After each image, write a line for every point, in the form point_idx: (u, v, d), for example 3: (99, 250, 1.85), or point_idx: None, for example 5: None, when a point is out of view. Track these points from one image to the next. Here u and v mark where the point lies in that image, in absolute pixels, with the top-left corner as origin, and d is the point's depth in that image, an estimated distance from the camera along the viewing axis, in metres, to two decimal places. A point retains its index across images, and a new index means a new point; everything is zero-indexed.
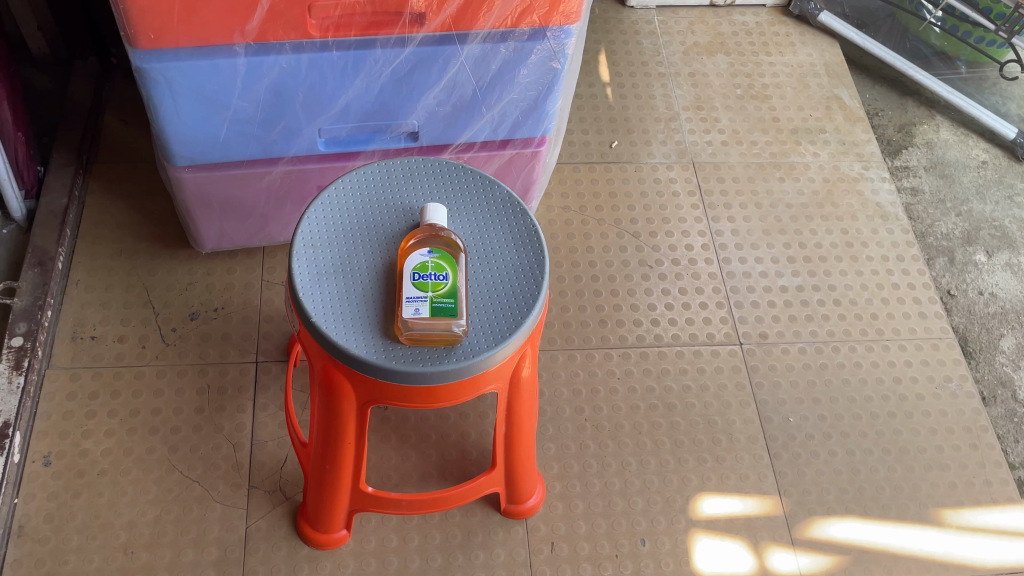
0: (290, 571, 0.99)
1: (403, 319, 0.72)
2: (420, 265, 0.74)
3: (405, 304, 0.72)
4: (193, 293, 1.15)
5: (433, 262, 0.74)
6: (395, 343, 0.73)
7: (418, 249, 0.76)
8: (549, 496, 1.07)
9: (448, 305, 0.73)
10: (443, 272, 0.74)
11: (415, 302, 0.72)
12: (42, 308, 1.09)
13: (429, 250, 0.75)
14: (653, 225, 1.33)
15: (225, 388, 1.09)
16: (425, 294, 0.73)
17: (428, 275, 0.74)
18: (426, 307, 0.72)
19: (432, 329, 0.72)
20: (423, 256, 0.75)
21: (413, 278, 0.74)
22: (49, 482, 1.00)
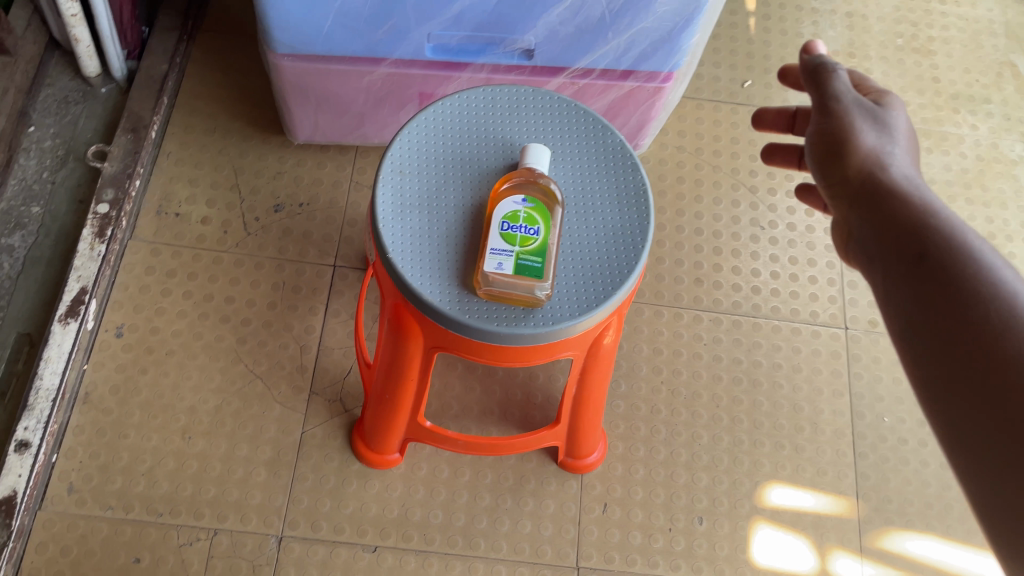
0: (338, 483, 0.98)
1: (483, 271, 0.66)
2: (511, 214, 0.68)
3: (488, 256, 0.66)
4: (281, 184, 1.12)
5: (525, 212, 0.68)
6: (471, 295, 0.67)
7: (511, 195, 0.69)
8: (610, 455, 1.02)
9: (535, 265, 0.66)
10: (533, 226, 0.67)
11: (499, 255, 0.66)
12: (131, 177, 1.07)
13: (523, 198, 0.68)
14: (774, 181, 1.22)
15: (300, 287, 1.06)
16: (512, 248, 0.66)
17: (518, 226, 0.67)
18: (510, 263, 0.66)
19: (513, 288, 0.66)
20: (516, 203, 0.68)
21: (501, 227, 0.67)
22: (119, 354, 1.01)
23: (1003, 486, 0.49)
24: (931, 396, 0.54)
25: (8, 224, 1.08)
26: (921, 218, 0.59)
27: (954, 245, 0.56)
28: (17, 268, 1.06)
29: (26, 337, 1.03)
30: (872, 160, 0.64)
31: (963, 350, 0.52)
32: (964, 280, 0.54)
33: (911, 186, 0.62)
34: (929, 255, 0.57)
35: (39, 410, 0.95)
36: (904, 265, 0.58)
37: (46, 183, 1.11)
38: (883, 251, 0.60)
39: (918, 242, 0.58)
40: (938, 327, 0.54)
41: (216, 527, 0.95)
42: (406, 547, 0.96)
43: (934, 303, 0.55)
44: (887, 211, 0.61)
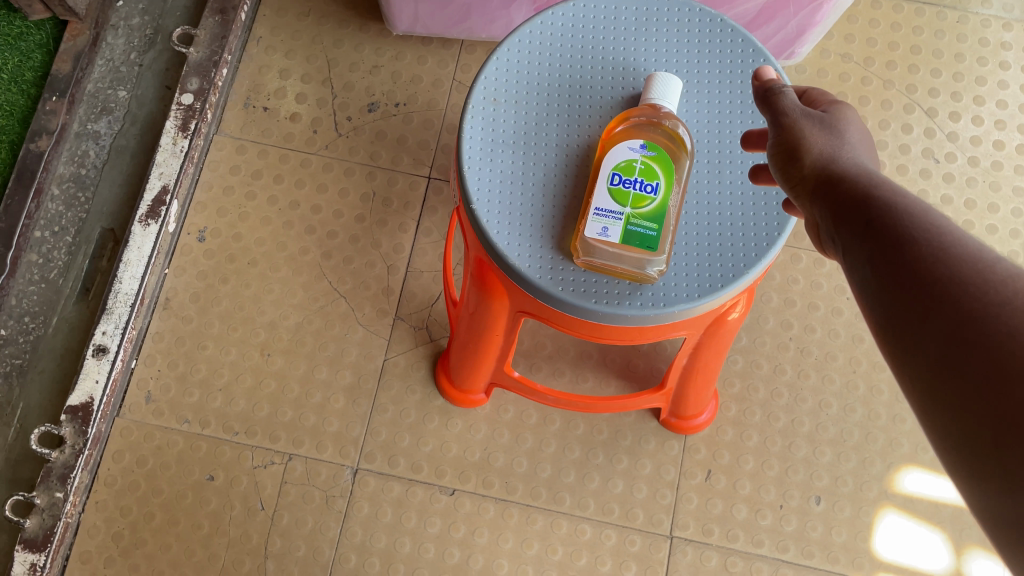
0: (419, 418, 0.91)
1: (584, 237, 0.53)
2: (625, 165, 0.54)
3: (591, 218, 0.53)
4: (377, 80, 1.01)
5: (643, 163, 0.54)
6: (567, 262, 0.55)
7: (626, 139, 0.55)
8: (720, 417, 0.91)
9: (648, 234, 0.53)
10: (652, 181, 0.54)
11: (604, 218, 0.53)
12: (218, 65, 0.97)
13: (642, 144, 0.54)
14: (958, 103, 1.01)
15: (391, 200, 0.97)
16: (622, 210, 0.53)
17: (631, 181, 0.53)
18: (617, 229, 0.53)
19: (618, 261, 0.54)
20: (632, 150, 0.54)
21: (611, 181, 0.54)
22: (200, 260, 0.95)
23: (991, 470, 0.33)
24: (908, 378, 0.38)
25: (96, 108, 1.03)
26: (869, 190, 0.44)
27: (911, 211, 0.42)
28: (103, 157, 1.01)
29: (111, 233, 0.99)
30: (824, 145, 0.49)
31: (932, 311, 0.37)
32: (922, 241, 0.40)
33: (868, 166, 0.48)
34: (883, 226, 0.42)
35: (118, 315, 0.90)
36: (855, 246, 0.43)
37: (134, 66, 1.04)
38: (837, 241, 0.46)
39: (868, 215, 0.43)
40: (903, 298, 0.39)
41: (291, 452, 0.90)
42: (486, 494, 0.89)
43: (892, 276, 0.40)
44: (840, 192, 0.46)
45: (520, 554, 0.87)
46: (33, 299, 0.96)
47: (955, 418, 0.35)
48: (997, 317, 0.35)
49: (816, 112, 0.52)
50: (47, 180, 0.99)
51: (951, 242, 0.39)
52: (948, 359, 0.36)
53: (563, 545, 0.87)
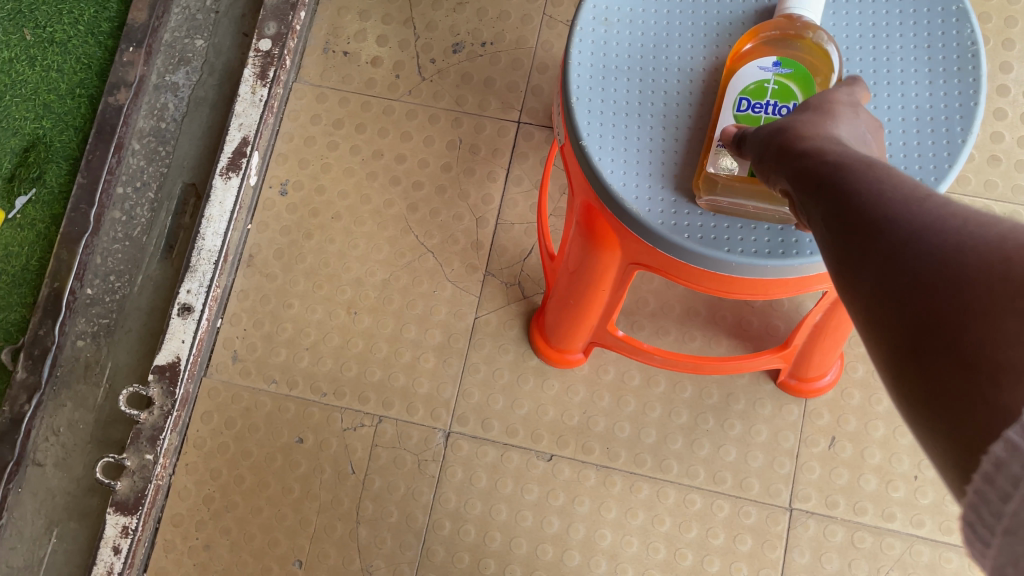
0: (513, 380, 0.86)
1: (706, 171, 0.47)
2: (755, 88, 0.47)
3: (715, 152, 0.47)
4: (462, 18, 0.94)
5: (776, 83, 0.47)
6: (692, 206, 0.48)
7: (758, 55, 0.47)
8: (845, 379, 0.83)
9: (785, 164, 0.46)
10: (788, 104, 0.47)
11: (730, 150, 0.47)
12: (296, 8, 0.92)
13: (775, 61, 0.47)
14: None
15: (479, 147, 0.91)
16: None
17: (762, 106, 0.47)
18: (748, 162, 0.47)
19: (751, 200, 0.47)
20: (764, 69, 0.47)
21: (738, 107, 0.48)
22: (283, 215, 0.91)
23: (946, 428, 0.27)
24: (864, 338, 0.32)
25: (173, 59, 0.99)
26: (821, 147, 0.39)
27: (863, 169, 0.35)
28: (182, 109, 0.98)
29: (193, 188, 0.96)
30: (786, 123, 0.43)
31: (869, 254, 0.32)
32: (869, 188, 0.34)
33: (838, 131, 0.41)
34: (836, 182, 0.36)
35: (202, 273, 0.87)
36: (814, 213, 0.37)
37: (210, 13, 1.00)
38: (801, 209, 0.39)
39: (822, 173, 0.37)
40: (851, 253, 0.33)
41: (381, 414, 0.86)
42: (587, 461, 0.83)
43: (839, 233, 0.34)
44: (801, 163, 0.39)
45: (624, 525, 0.81)
46: (117, 258, 0.94)
47: (899, 361, 0.29)
48: (925, 244, 0.30)
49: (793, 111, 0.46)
50: (127, 135, 0.96)
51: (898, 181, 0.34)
52: (884, 296, 0.31)
53: (670, 515, 0.81)
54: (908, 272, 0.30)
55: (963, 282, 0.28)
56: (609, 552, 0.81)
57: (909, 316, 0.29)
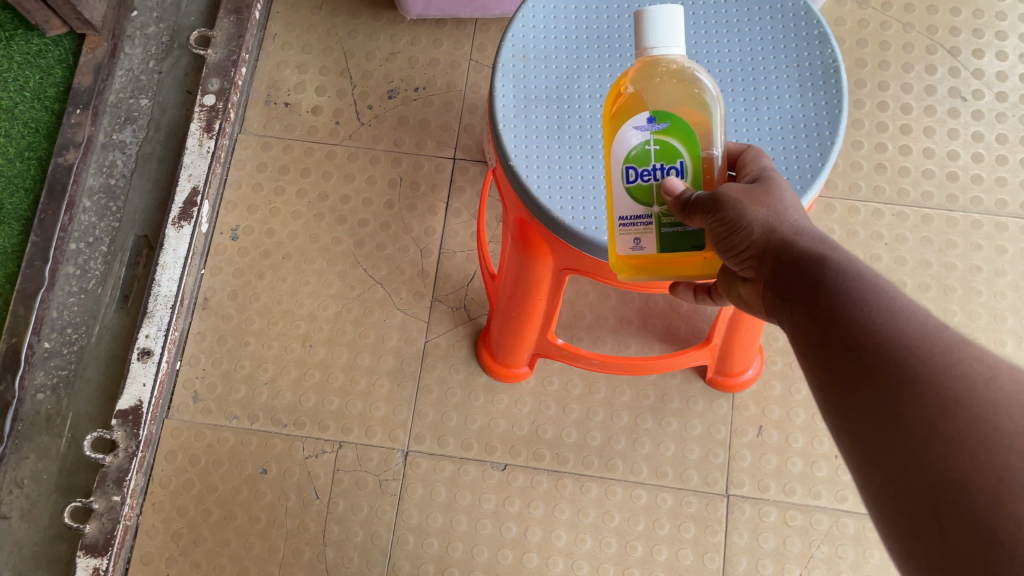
0: (465, 397, 0.91)
1: (619, 253, 0.52)
2: (639, 152, 0.50)
3: (620, 234, 0.52)
4: (395, 66, 1.01)
5: (657, 142, 0.49)
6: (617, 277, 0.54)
7: (633, 120, 0.50)
8: (767, 373, 0.91)
9: (692, 237, 0.51)
10: (674, 162, 0.49)
11: (632, 228, 0.51)
12: (237, 64, 0.98)
13: (650, 119, 0.49)
14: (981, 40, 1.00)
15: (419, 183, 0.97)
16: (651, 215, 0.51)
17: (650, 170, 0.50)
18: (649, 238, 0.51)
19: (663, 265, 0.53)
20: (642, 130, 0.49)
21: (631, 175, 0.50)
22: (236, 258, 0.96)
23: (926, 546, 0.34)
24: (854, 435, 0.39)
25: (119, 118, 1.03)
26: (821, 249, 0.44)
27: (871, 292, 0.41)
28: (130, 166, 1.02)
29: (145, 240, 1.00)
30: (758, 193, 0.48)
31: (884, 374, 0.38)
32: (857, 296, 0.41)
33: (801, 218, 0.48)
34: (838, 292, 0.42)
35: (159, 317, 0.91)
36: (806, 310, 0.43)
37: (153, 73, 1.05)
38: (785, 296, 0.45)
39: (814, 277, 0.43)
40: (866, 366, 0.39)
41: (341, 439, 0.91)
42: (538, 467, 0.89)
43: (827, 330, 0.42)
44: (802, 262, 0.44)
45: (577, 524, 0.87)
46: (74, 310, 0.97)
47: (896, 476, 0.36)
48: (941, 381, 0.36)
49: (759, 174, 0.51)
50: (78, 193, 1.00)
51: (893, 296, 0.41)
52: (901, 418, 0.36)
53: (619, 511, 0.87)
54: (919, 404, 0.36)
55: (979, 425, 0.34)
56: (565, 551, 0.86)
57: (914, 441, 0.35)
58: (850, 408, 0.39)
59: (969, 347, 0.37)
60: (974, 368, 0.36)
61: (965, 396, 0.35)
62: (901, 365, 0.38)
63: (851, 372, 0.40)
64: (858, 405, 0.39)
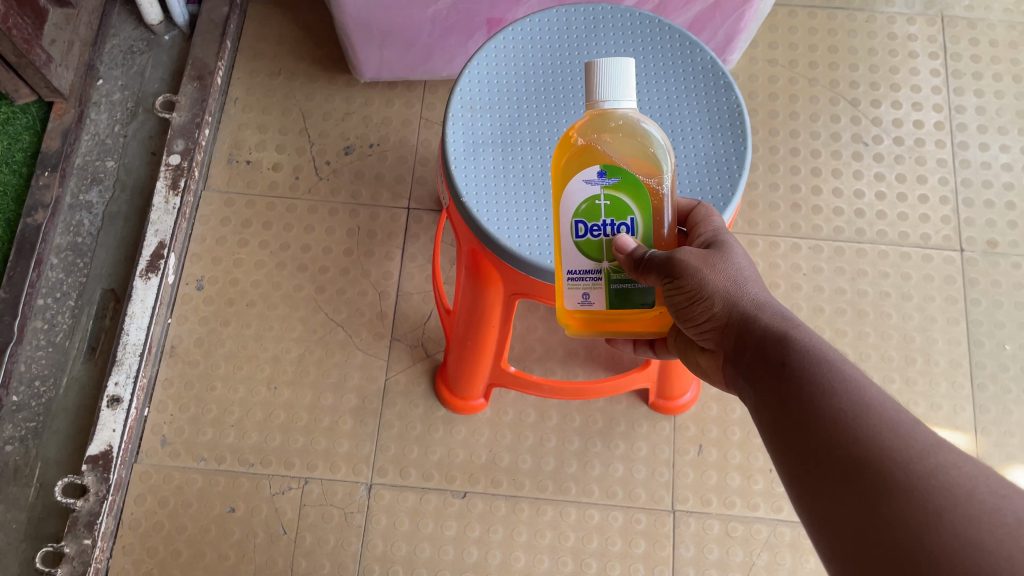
0: (425, 430, 0.97)
1: (569, 307, 0.58)
2: (590, 205, 0.55)
3: (571, 290, 0.57)
4: (350, 124, 1.09)
5: (607, 198, 0.55)
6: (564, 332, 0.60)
7: (585, 175, 0.55)
8: (704, 396, 0.98)
9: (639, 295, 0.57)
10: (623, 220, 0.55)
11: (583, 284, 0.57)
12: (200, 126, 1.05)
13: (601, 176, 0.54)
14: (878, 92, 1.12)
15: (375, 232, 1.04)
16: (601, 273, 0.56)
17: (600, 226, 0.55)
18: (598, 293, 0.57)
19: (609, 318, 0.58)
20: (593, 184, 0.55)
21: (582, 227, 0.56)
22: (201, 307, 1.01)
23: None
24: (829, 510, 0.44)
25: (86, 180, 1.09)
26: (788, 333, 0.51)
27: (848, 386, 0.47)
28: (97, 224, 1.07)
29: (112, 293, 1.04)
30: (719, 267, 0.54)
31: (864, 463, 0.43)
32: (828, 385, 0.47)
33: (763, 294, 0.54)
34: (813, 380, 0.48)
35: (128, 365, 0.95)
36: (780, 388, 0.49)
37: (119, 137, 1.11)
38: (755, 368, 0.52)
39: (783, 360, 0.50)
40: (844, 451, 0.45)
41: (306, 476, 0.95)
42: (496, 493, 0.94)
43: (797, 409, 0.48)
44: (773, 344, 0.51)
45: (535, 545, 0.92)
46: (42, 364, 1.00)
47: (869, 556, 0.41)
48: (927, 482, 0.41)
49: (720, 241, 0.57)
50: (46, 251, 1.04)
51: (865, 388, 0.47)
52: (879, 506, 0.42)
53: (574, 531, 0.93)
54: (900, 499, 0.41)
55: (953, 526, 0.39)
56: (525, 571, 0.91)
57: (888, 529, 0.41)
58: (813, 479, 0.46)
59: (943, 450, 0.43)
60: (945, 473, 0.41)
61: (944, 501, 0.40)
62: (868, 449, 0.44)
63: (831, 456, 0.45)
64: (823, 480, 0.45)
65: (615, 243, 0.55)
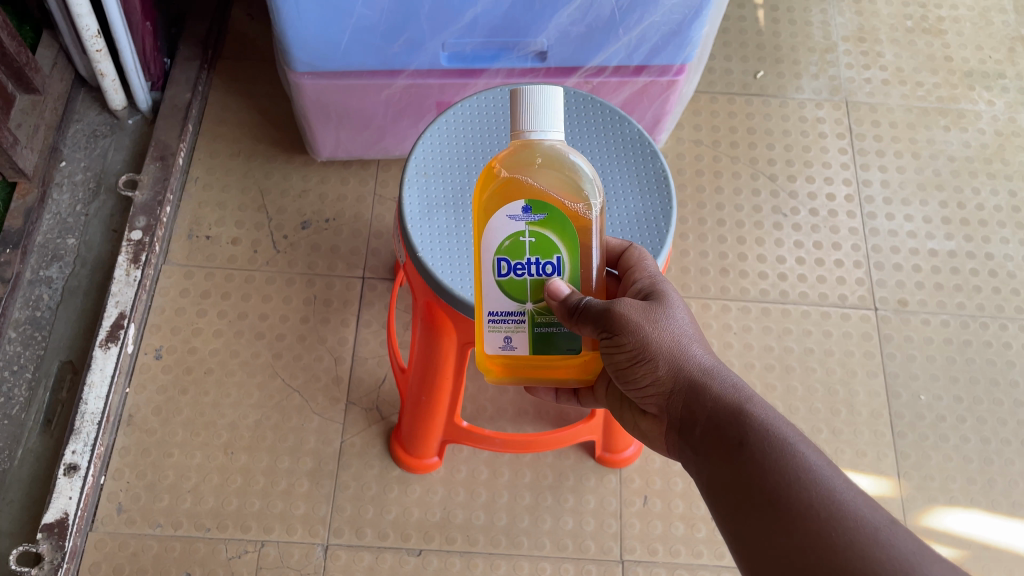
0: (380, 491, 0.99)
1: (489, 349, 0.62)
2: (516, 238, 0.59)
3: (494, 333, 0.61)
4: (306, 201, 1.15)
5: (532, 234, 0.59)
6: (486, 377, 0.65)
7: (510, 210, 0.59)
8: (646, 449, 1.03)
9: (566, 342, 0.62)
10: (547, 258, 0.59)
11: (507, 325, 0.61)
12: (162, 204, 1.10)
13: (525, 210, 0.59)
14: (793, 168, 1.23)
15: (332, 300, 1.09)
16: (524, 317, 0.61)
17: (525, 262, 0.60)
18: (519, 337, 0.61)
19: (528, 360, 0.63)
20: (517, 219, 0.59)
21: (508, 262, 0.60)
22: (160, 376, 1.03)
23: None
24: None
25: (46, 257, 1.11)
26: (747, 415, 0.56)
27: (816, 484, 0.52)
28: (56, 299, 1.09)
29: (69, 365, 1.06)
30: (660, 328, 0.60)
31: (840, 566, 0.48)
32: (797, 480, 0.52)
33: (706, 357, 0.60)
34: (784, 474, 0.53)
35: (86, 434, 0.96)
36: (746, 472, 0.54)
37: (80, 216, 1.14)
38: (713, 444, 0.57)
39: (747, 446, 0.55)
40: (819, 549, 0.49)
41: (263, 539, 0.96)
42: (450, 550, 0.97)
43: (768, 501, 0.53)
44: (734, 428, 0.56)
45: None
46: None
47: None
48: None
49: (660, 296, 0.62)
50: (4, 325, 1.06)
51: (836, 487, 0.52)
52: None
53: None
54: None
55: None
56: None
57: None
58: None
59: (918, 559, 0.47)
60: None
61: None
62: (844, 557, 0.48)
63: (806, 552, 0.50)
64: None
65: (548, 286, 0.59)
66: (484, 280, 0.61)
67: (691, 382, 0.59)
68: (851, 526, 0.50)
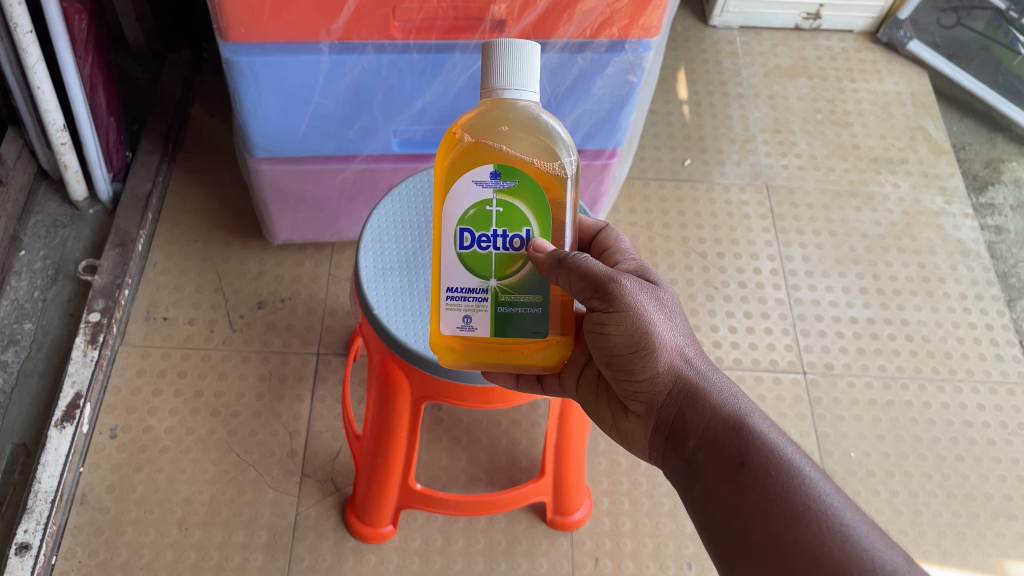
0: (335, 561, 1.00)
1: (450, 326, 0.65)
2: (484, 205, 0.62)
3: (455, 310, 0.64)
4: (263, 283, 1.20)
5: (500, 203, 0.61)
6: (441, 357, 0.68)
7: (478, 176, 0.61)
8: (596, 511, 1.07)
9: (530, 324, 0.64)
10: (514, 230, 0.62)
11: (471, 303, 0.64)
12: (121, 287, 1.14)
13: (495, 176, 0.61)
14: (721, 246, 1.32)
15: (286, 376, 1.13)
16: (488, 299, 0.64)
17: (491, 234, 0.62)
18: (480, 317, 0.64)
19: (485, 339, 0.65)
20: (485, 184, 0.61)
21: (475, 233, 0.62)
22: (114, 454, 1.04)
23: None
24: None
25: (2, 341, 1.12)
26: (750, 433, 0.60)
27: (823, 508, 0.55)
28: (11, 382, 1.09)
29: (22, 447, 1.05)
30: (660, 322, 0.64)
31: None
32: (803, 503, 0.56)
33: (702, 368, 0.64)
34: (786, 494, 0.56)
35: (39, 513, 0.96)
36: (746, 486, 0.58)
37: (37, 302, 1.16)
38: (712, 452, 0.61)
39: (748, 462, 0.59)
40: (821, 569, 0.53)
41: None
42: None
43: (772, 517, 0.56)
44: (736, 444, 0.60)
45: None
46: None
47: None
48: None
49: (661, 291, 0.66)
50: None
51: (844, 516, 0.55)
52: None
53: None
54: None
55: None
56: None
57: None
58: None
59: None
60: None
61: None
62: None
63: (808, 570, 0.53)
64: None
65: (535, 242, 0.62)
66: (447, 252, 0.63)
67: (688, 387, 0.63)
68: (864, 563, 0.52)
